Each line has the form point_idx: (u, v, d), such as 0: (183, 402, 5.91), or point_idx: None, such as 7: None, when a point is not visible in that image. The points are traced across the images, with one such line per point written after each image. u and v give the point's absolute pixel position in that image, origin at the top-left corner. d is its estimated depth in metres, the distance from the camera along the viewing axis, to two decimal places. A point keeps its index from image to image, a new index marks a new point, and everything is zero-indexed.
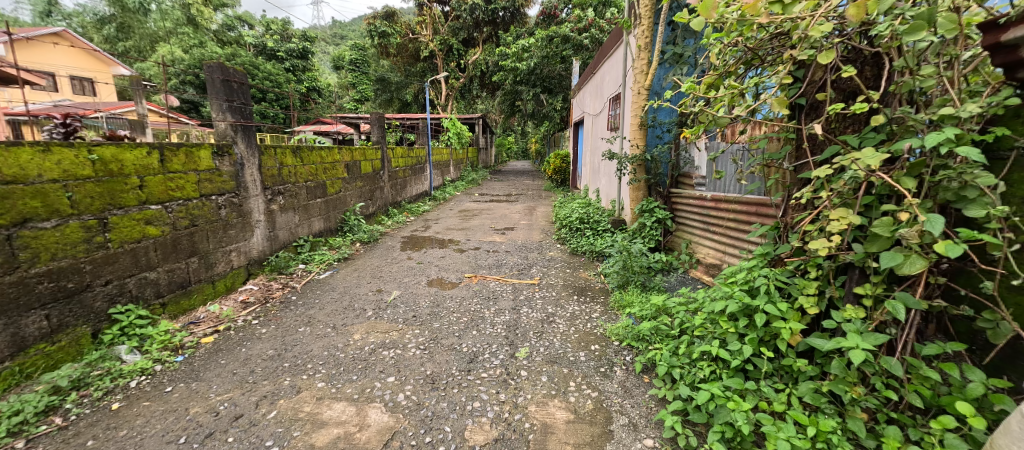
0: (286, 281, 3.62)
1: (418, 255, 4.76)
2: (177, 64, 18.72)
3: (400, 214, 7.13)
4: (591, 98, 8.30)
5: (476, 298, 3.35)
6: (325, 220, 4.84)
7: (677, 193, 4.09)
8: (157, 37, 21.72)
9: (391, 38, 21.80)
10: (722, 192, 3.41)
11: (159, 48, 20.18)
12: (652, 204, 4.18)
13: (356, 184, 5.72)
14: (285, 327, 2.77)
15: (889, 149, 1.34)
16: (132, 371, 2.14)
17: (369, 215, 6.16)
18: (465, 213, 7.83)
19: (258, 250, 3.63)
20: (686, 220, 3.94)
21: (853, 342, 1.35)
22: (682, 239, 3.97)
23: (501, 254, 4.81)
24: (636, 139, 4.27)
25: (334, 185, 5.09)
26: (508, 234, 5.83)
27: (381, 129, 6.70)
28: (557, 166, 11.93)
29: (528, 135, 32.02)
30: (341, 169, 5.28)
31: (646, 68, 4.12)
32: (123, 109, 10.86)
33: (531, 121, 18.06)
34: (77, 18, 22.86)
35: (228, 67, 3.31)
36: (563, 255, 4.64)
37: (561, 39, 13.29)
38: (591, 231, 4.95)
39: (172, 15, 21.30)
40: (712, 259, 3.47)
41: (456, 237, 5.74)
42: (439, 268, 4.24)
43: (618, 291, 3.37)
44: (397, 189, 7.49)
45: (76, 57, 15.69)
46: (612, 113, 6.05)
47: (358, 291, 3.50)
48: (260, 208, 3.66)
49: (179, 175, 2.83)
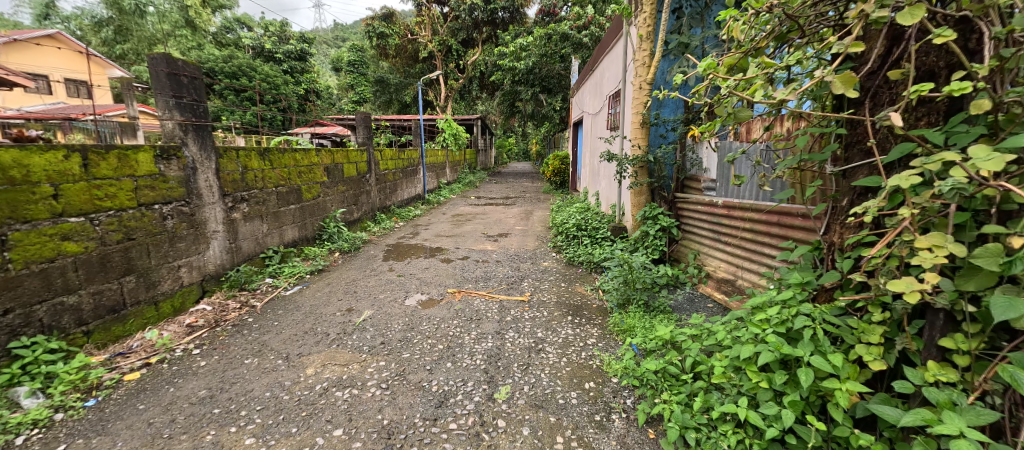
0: (245, 300, 3.23)
1: (400, 266, 4.36)
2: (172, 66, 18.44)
3: (388, 220, 6.74)
4: (591, 96, 7.90)
5: (457, 319, 2.96)
6: (300, 227, 4.46)
7: (684, 198, 3.69)
8: (154, 39, 21.50)
9: (389, 39, 21.50)
10: (736, 198, 3.01)
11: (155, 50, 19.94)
12: (656, 211, 3.79)
13: (337, 188, 5.34)
14: (230, 358, 2.38)
15: (999, 148, 0.94)
16: (21, 424, 1.76)
17: (353, 221, 5.77)
18: (458, 218, 7.44)
19: (215, 264, 3.25)
20: (693, 228, 3.54)
21: (946, 422, 0.96)
22: (689, 249, 3.56)
23: (490, 265, 4.42)
24: (637, 138, 3.87)
25: (311, 190, 4.71)
26: (501, 242, 5.44)
27: (367, 129, 6.32)
28: (556, 167, 11.52)
29: (529, 136, 31.61)
30: (319, 173, 4.91)
31: (649, 59, 3.72)
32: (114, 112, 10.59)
33: (531, 122, 17.70)
34: (74, 21, 22.66)
35: (176, 59, 2.94)
36: (559, 267, 4.24)
37: (561, 38, 12.91)
38: (589, 239, 4.55)
39: (170, 18, 21.07)
40: (723, 273, 3.06)
41: (444, 245, 5.35)
42: (420, 281, 3.84)
43: (618, 310, 2.97)
44: (386, 193, 7.11)
45: (69, 59, 15.42)
46: (611, 111, 5.65)
47: (324, 311, 3.10)
48: (218, 217, 3.28)
49: (109, 182, 2.46)
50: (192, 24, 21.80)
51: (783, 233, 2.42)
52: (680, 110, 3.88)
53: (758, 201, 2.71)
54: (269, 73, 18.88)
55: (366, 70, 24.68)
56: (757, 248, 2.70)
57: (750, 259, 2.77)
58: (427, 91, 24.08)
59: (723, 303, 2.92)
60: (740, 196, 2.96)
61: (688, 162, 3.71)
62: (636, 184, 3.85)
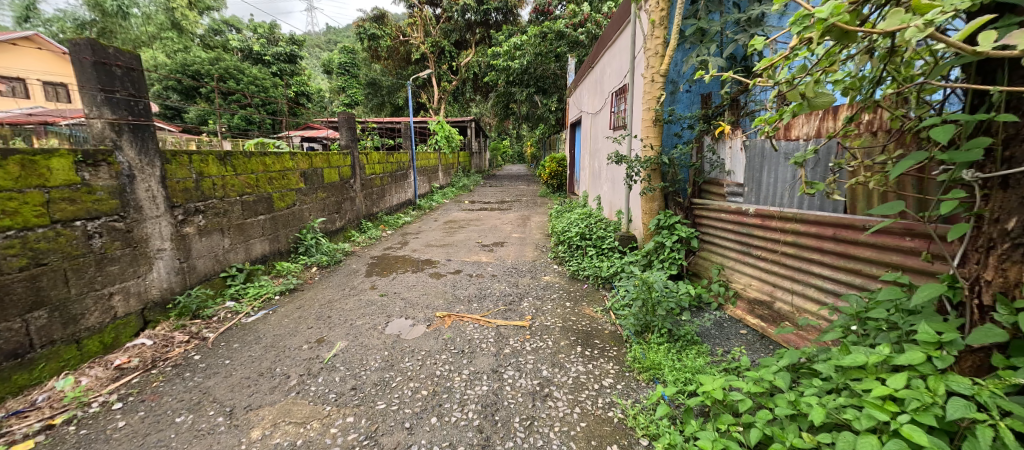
0: (196, 330, 2.74)
1: (384, 283, 3.87)
2: (158, 69, 17.96)
3: (375, 228, 6.26)
4: (590, 94, 7.45)
5: (446, 353, 2.49)
6: (270, 240, 3.96)
7: (703, 204, 3.24)
8: (140, 42, 21.00)
9: (381, 41, 21.04)
10: (770, 205, 2.57)
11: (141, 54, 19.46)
12: (672, 219, 3.33)
13: (317, 194, 4.86)
14: (159, 415, 1.91)
15: None
16: None
17: (335, 231, 5.29)
18: (451, 225, 6.97)
19: (161, 289, 2.77)
20: (715, 239, 3.09)
21: None
22: (710, 263, 3.11)
23: (485, 279, 3.96)
24: (649, 137, 3.44)
25: (285, 198, 4.22)
26: (497, 252, 4.98)
27: (351, 130, 5.83)
28: (553, 170, 11.06)
29: (524, 138, 31.17)
30: (295, 179, 4.41)
31: (662, 49, 3.29)
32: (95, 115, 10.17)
33: (526, 124, 17.27)
34: (55, 24, 21.99)
35: (104, 45, 2.46)
36: (562, 282, 3.79)
37: (555, 36, 12.48)
38: (595, 249, 4.10)
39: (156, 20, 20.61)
40: (756, 292, 2.62)
41: (435, 256, 4.87)
42: (405, 302, 3.35)
43: (636, 339, 2.50)
44: (372, 199, 6.61)
45: (50, 62, 14.92)
46: (615, 108, 5.20)
47: (288, 344, 2.62)
48: (165, 232, 2.80)
49: (7, 195, 2.03)
50: (178, 26, 21.24)
51: (843, 250, 1.96)
52: (698, 107, 3.44)
53: (801, 210, 2.27)
54: (257, 75, 18.35)
55: (358, 72, 24.18)
56: (803, 265, 2.25)
57: (794, 277, 2.32)
58: (420, 93, 23.60)
59: (759, 329, 2.47)
60: (775, 202, 2.52)
61: (706, 164, 3.27)
62: (649, 189, 3.40)
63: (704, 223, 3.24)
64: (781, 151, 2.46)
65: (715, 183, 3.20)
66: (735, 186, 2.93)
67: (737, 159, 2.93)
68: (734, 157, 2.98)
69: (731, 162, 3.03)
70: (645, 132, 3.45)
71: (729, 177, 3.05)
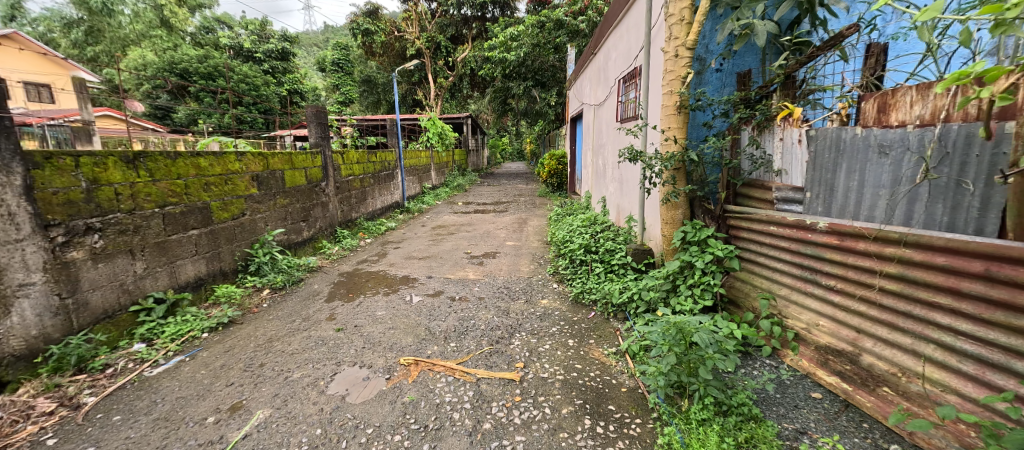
0: (72, 393, 2.06)
1: (343, 312, 3.15)
2: (145, 68, 17.42)
3: (353, 236, 5.57)
4: (592, 84, 6.71)
5: (401, 432, 1.78)
6: (207, 260, 3.26)
7: (742, 213, 2.51)
8: (128, 40, 20.48)
9: (375, 37, 20.35)
10: (848, 217, 1.86)
11: (130, 52, 18.94)
12: (702, 232, 2.61)
13: (276, 201, 4.16)
14: None
15: None
16: None
17: (301, 242, 4.60)
18: (440, 232, 6.26)
19: (25, 338, 2.11)
20: (759, 258, 2.37)
21: None
22: (753, 289, 2.38)
23: (470, 304, 3.25)
24: (671, 126, 2.71)
25: (229, 207, 3.52)
26: (487, 267, 4.27)
27: (322, 126, 5.11)
28: (553, 168, 10.31)
29: (524, 134, 30.42)
30: (244, 184, 3.70)
31: (691, 16, 2.56)
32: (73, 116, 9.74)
33: (525, 119, 16.53)
34: (43, 23, 21.51)
35: None
36: (563, 309, 3.09)
37: (554, 25, 11.76)
38: (602, 265, 3.40)
39: (145, 18, 20.08)
40: (828, 338, 1.90)
41: (414, 272, 4.17)
42: (364, 341, 2.64)
43: (667, 408, 1.81)
44: (350, 204, 5.89)
45: (33, 62, 14.39)
46: (625, 97, 4.48)
47: (188, 415, 1.92)
48: (31, 261, 2.13)
49: None
50: (167, 24, 20.59)
51: (1005, 299, 1.30)
52: (733, 88, 2.74)
53: (911, 230, 1.58)
54: (247, 73, 17.66)
55: (352, 69, 23.46)
56: (916, 311, 1.55)
57: (895, 326, 1.62)
58: (415, 90, 22.89)
59: (841, 394, 1.77)
60: (855, 215, 1.83)
61: (745, 162, 2.57)
62: (672, 194, 2.69)
63: (742, 237, 2.52)
64: (870, 143, 1.76)
65: (756, 185, 2.49)
66: (787, 191, 2.23)
67: (794, 155, 2.24)
68: (786, 151, 2.29)
69: (781, 159, 2.33)
70: (665, 121, 2.74)
71: (780, 178, 2.34)
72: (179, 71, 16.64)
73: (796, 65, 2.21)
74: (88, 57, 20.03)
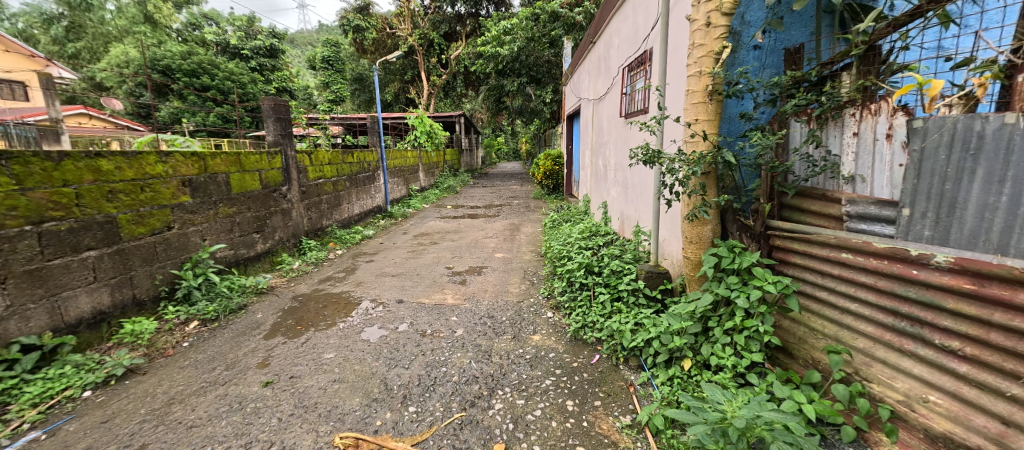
0: None
1: (279, 355, 2.48)
2: (126, 66, 16.75)
3: (321, 248, 4.90)
4: (591, 76, 6.08)
5: None
6: (111, 289, 2.61)
7: (794, 233, 1.90)
8: (111, 37, 19.82)
9: (366, 33, 19.53)
10: (989, 249, 1.30)
11: (111, 48, 18.22)
12: (742, 260, 1.93)
13: (217, 210, 3.49)
14: None
15: None
16: None
17: (254, 258, 3.93)
18: (422, 241, 5.58)
19: None
20: (820, 295, 1.78)
21: None
22: (811, 336, 1.79)
23: (443, 342, 2.60)
24: (697, 115, 2.07)
25: (147, 219, 2.85)
26: (471, 287, 3.61)
27: (282, 121, 4.43)
28: (548, 169, 9.65)
29: (519, 134, 29.73)
30: (169, 191, 3.04)
31: None
32: (37, 114, 9.11)
33: (521, 118, 15.82)
34: (23, 19, 20.79)
35: None
36: (558, 350, 2.45)
37: (549, 17, 11.14)
38: (608, 291, 2.76)
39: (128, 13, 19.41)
40: (946, 423, 1.34)
41: (382, 295, 3.49)
42: (294, 404, 1.98)
43: None
44: (320, 210, 5.23)
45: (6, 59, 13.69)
46: (633, 86, 3.85)
47: None
48: None
49: None
50: (151, 20, 19.82)
51: None
52: (781, 69, 2.10)
53: None
54: (233, 70, 16.93)
55: (342, 66, 22.75)
56: None
57: None
58: (408, 88, 22.19)
59: None
60: (1003, 247, 1.27)
61: (800, 164, 1.95)
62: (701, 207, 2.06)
63: (792, 264, 1.93)
64: None
65: (812, 195, 1.88)
66: (867, 205, 1.63)
67: (881, 155, 1.62)
68: (864, 150, 1.68)
69: (855, 160, 1.72)
70: (690, 112, 2.11)
71: (852, 187, 1.73)
72: (159, 68, 15.91)
73: (888, 27, 1.56)
74: (68, 54, 19.25)
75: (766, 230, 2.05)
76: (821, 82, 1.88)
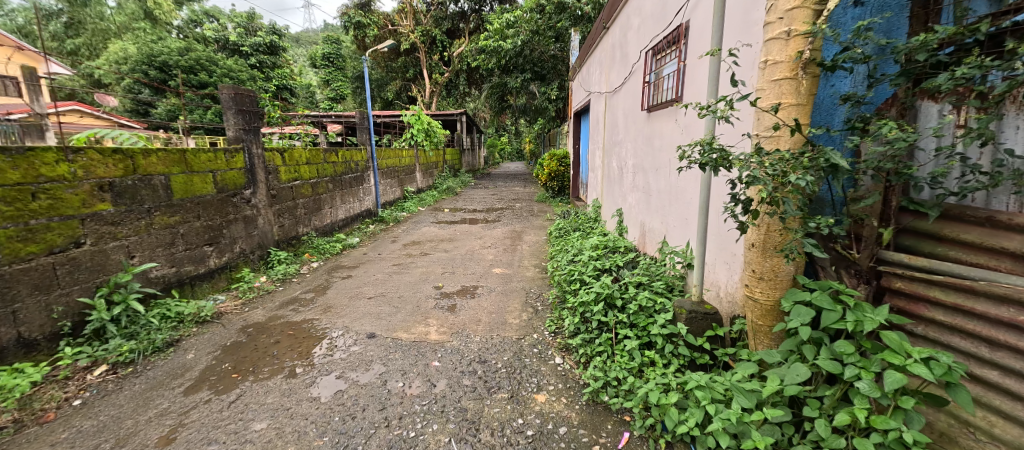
0: None
1: (194, 423, 1.84)
2: (124, 63, 16.40)
3: (294, 259, 4.27)
4: (603, 67, 5.41)
5: None
6: None
7: (940, 276, 1.28)
8: (111, 34, 19.51)
9: (367, 30, 18.97)
10: None
11: (110, 45, 17.88)
12: (862, 315, 1.25)
13: (152, 221, 2.87)
14: None
15: None
16: None
17: (206, 275, 3.31)
18: (411, 251, 4.93)
19: None
20: (988, 377, 1.18)
21: None
22: (965, 435, 1.18)
23: (417, 403, 1.95)
24: (780, 95, 1.40)
25: (37, 235, 2.23)
26: (461, 316, 2.94)
27: (244, 114, 3.79)
28: (553, 170, 8.95)
29: (523, 133, 29.06)
30: (78, 198, 2.42)
31: None
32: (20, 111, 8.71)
33: (524, 117, 15.19)
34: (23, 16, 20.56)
35: None
36: (571, 421, 1.80)
37: (555, 9, 10.52)
38: (636, 335, 2.10)
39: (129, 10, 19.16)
40: None
41: (351, 325, 2.82)
42: None
43: None
44: (295, 216, 4.60)
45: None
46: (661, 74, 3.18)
47: None
48: None
49: None
50: (151, 16, 19.48)
51: None
52: (906, 29, 1.39)
53: None
54: (232, 67, 16.44)
55: (343, 64, 22.26)
56: None
57: None
58: (409, 86, 21.63)
59: None
60: None
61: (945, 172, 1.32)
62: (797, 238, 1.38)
63: (925, 317, 1.32)
64: None
65: (963, 218, 1.28)
66: None
67: None
68: None
69: None
70: (766, 94, 1.44)
71: None
72: (154, 65, 15.46)
73: None
74: (67, 51, 18.85)
75: (878, 265, 1.44)
76: (995, 40, 1.19)
